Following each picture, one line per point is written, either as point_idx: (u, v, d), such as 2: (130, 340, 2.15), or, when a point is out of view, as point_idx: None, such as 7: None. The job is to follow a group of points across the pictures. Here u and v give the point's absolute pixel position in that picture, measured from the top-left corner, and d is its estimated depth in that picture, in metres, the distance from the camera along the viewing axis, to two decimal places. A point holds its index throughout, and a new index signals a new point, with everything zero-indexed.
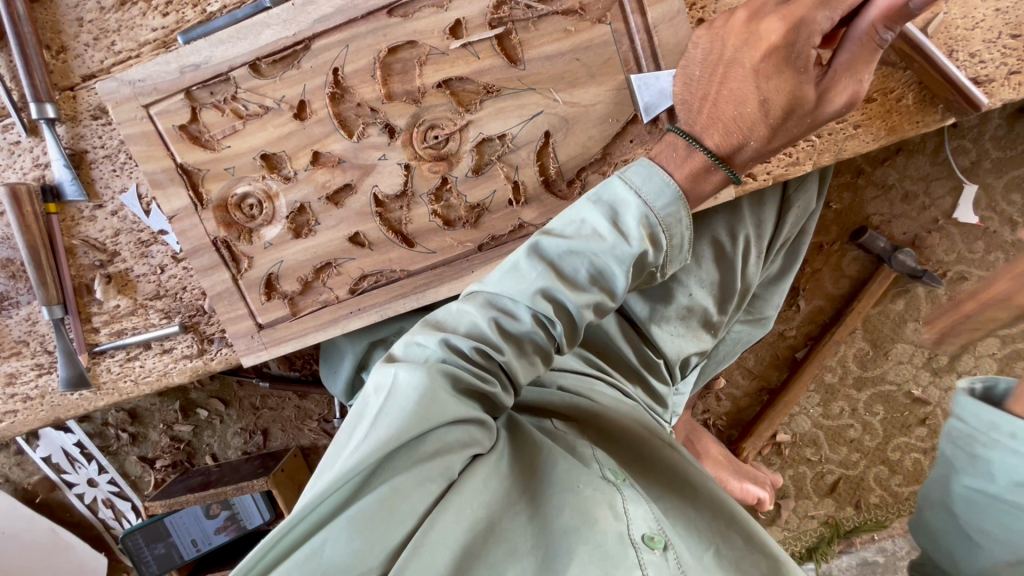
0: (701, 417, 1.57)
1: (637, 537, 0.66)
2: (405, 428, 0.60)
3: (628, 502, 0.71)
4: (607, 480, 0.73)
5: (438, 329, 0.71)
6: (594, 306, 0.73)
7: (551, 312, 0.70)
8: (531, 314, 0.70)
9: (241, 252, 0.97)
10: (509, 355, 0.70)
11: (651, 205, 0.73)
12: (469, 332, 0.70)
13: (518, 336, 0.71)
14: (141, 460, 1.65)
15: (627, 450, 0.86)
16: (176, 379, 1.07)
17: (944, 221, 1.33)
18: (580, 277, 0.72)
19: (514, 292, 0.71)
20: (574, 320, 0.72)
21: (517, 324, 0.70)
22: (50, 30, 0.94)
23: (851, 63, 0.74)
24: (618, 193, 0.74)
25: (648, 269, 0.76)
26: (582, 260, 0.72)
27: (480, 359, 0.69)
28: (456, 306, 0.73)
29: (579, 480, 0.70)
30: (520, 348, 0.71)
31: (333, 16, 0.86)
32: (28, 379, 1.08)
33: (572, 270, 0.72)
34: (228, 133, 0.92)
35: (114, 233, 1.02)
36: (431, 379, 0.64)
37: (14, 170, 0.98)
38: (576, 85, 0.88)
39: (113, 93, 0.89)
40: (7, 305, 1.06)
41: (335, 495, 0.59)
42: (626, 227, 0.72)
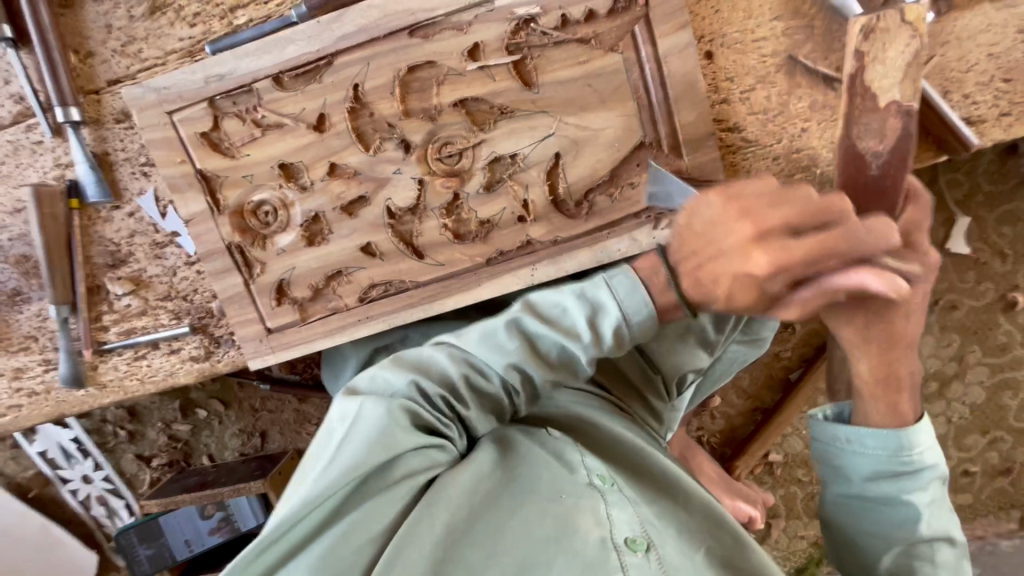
0: (696, 434, 1.60)
1: (620, 541, 0.67)
2: (369, 460, 0.62)
3: (612, 506, 0.71)
4: (595, 485, 0.73)
5: (408, 367, 0.71)
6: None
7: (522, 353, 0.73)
8: (502, 361, 0.72)
9: (254, 257, 0.99)
10: (472, 411, 0.73)
11: (633, 260, 0.74)
12: (439, 370, 0.72)
13: (487, 394, 0.74)
14: (137, 458, 1.66)
15: (619, 456, 0.87)
16: (182, 380, 1.09)
17: (937, 251, 1.36)
18: (551, 328, 0.73)
19: (489, 354, 0.71)
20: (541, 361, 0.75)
21: (488, 384, 0.73)
22: (76, 36, 0.97)
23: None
24: (599, 293, 0.71)
25: None
26: (558, 299, 0.75)
27: (446, 408, 0.71)
28: (428, 349, 0.73)
29: (562, 488, 0.71)
30: (484, 401, 0.75)
31: (357, 35, 0.89)
32: (35, 374, 1.10)
33: (547, 315, 0.73)
34: (247, 141, 0.95)
35: (129, 234, 1.04)
36: (396, 415, 0.65)
37: (37, 168, 1.01)
38: (587, 110, 0.92)
39: (138, 100, 0.92)
40: (19, 301, 1.08)
41: (309, 518, 0.60)
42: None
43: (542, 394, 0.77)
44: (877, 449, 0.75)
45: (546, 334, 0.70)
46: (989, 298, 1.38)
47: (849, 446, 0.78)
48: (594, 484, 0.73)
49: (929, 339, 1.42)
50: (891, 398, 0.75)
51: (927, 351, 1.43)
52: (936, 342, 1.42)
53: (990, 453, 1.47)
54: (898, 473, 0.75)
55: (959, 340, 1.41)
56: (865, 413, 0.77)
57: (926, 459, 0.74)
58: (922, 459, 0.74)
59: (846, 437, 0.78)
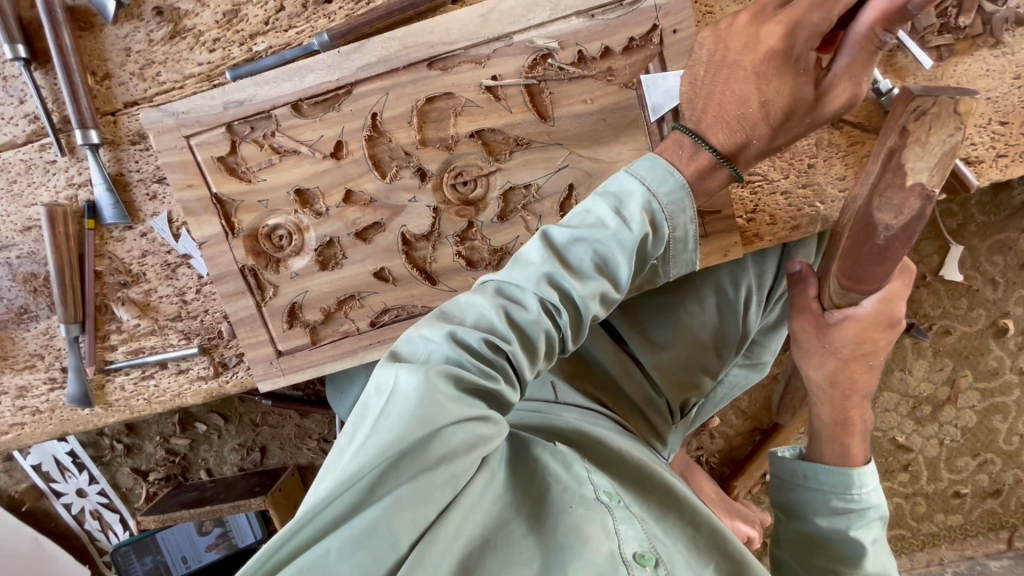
0: (695, 453, 1.62)
1: (629, 555, 0.67)
2: (406, 432, 0.59)
3: (619, 522, 0.71)
4: (601, 501, 0.72)
5: (445, 320, 0.71)
6: (599, 296, 0.73)
7: (558, 300, 0.71)
8: (539, 302, 0.70)
9: (267, 280, 1.00)
10: (516, 346, 0.68)
11: (656, 193, 0.75)
12: (477, 323, 0.70)
13: (527, 326, 0.70)
14: (133, 472, 1.64)
15: (626, 468, 0.86)
16: (190, 400, 1.09)
17: (931, 277, 1.40)
18: (585, 266, 0.73)
19: (523, 280, 0.71)
20: (580, 309, 0.72)
21: (526, 313, 0.70)
22: (94, 57, 0.97)
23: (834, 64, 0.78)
24: (624, 185, 0.76)
25: (651, 262, 0.78)
26: (588, 248, 0.73)
27: (489, 350, 0.68)
28: (465, 297, 0.73)
29: (571, 501, 0.70)
30: (531, 340, 0.70)
31: (376, 65, 0.91)
32: (40, 392, 1.09)
33: (579, 260, 0.73)
34: (265, 167, 0.95)
35: (140, 254, 1.04)
36: (432, 378, 0.62)
37: (48, 188, 1.01)
38: (601, 143, 0.93)
39: (156, 123, 0.92)
40: (25, 318, 1.06)
41: (334, 505, 0.57)
42: (630, 214, 0.74)
43: (585, 325, 0.73)
44: (829, 482, 0.83)
45: (577, 243, 0.73)
46: (981, 324, 1.42)
47: (806, 480, 0.85)
48: (601, 500, 0.73)
49: (922, 363, 1.46)
50: (844, 438, 0.86)
51: (921, 374, 1.47)
52: (929, 366, 1.46)
53: (980, 476, 1.50)
54: (843, 508, 0.81)
55: (951, 364, 1.45)
56: (819, 451, 0.87)
57: (869, 499, 0.82)
58: (865, 498, 0.82)
59: (806, 472, 0.85)
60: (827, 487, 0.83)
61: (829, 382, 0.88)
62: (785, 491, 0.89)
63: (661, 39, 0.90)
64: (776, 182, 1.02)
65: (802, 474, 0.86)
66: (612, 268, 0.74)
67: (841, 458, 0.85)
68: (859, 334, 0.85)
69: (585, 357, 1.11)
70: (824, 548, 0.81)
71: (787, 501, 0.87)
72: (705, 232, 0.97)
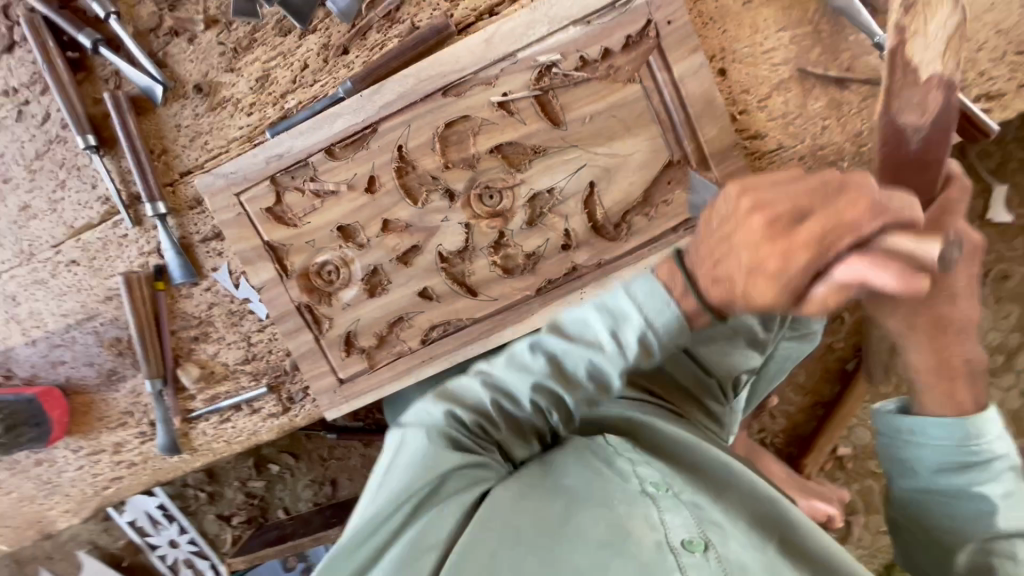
0: (758, 435, 1.58)
1: (676, 542, 0.63)
2: (410, 485, 0.65)
3: (666, 511, 0.67)
4: (647, 491, 0.69)
5: (449, 398, 0.71)
6: (593, 398, 0.70)
7: (550, 404, 0.69)
8: (530, 404, 0.69)
9: (323, 313, 1.07)
10: (504, 435, 0.71)
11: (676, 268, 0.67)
12: (474, 410, 0.70)
13: (519, 421, 0.71)
14: (219, 518, 1.73)
15: (678, 456, 0.84)
16: (265, 436, 1.18)
17: (979, 222, 1.36)
18: (582, 372, 0.67)
19: (516, 380, 0.68)
20: (572, 412, 0.70)
21: (518, 410, 0.70)
22: (154, 137, 1.08)
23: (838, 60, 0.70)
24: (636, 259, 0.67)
25: (661, 335, 0.72)
26: (584, 353, 0.67)
27: (479, 437, 0.70)
28: (468, 377, 0.72)
29: (614, 495, 0.68)
30: (521, 433, 0.72)
31: (397, 101, 0.98)
32: (134, 446, 1.19)
33: (577, 361, 0.67)
34: (309, 211, 1.04)
35: (207, 306, 1.13)
36: (431, 452, 0.67)
37: (123, 259, 1.11)
38: (613, 138, 0.98)
39: (210, 186, 1.02)
40: (115, 380, 1.17)
41: (368, 535, 0.65)
42: (638, 311, 0.66)
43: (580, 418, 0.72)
44: (944, 439, 0.71)
45: (569, 350, 0.66)
46: None
47: (915, 438, 0.74)
48: (647, 491, 0.69)
49: (986, 312, 1.40)
50: (947, 384, 0.72)
51: (986, 324, 1.41)
52: (994, 314, 1.40)
53: None
54: (965, 463, 0.71)
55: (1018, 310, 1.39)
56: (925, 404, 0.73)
57: (995, 449, 0.71)
58: (988, 448, 0.70)
59: (910, 429, 0.74)
60: (942, 440, 0.72)
61: (939, 363, 0.71)
62: (891, 453, 0.77)
63: (657, 32, 0.94)
64: (794, 149, 1.02)
65: (917, 432, 0.73)
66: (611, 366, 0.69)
67: (952, 407, 0.72)
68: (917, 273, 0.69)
69: None
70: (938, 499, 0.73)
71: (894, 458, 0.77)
72: None
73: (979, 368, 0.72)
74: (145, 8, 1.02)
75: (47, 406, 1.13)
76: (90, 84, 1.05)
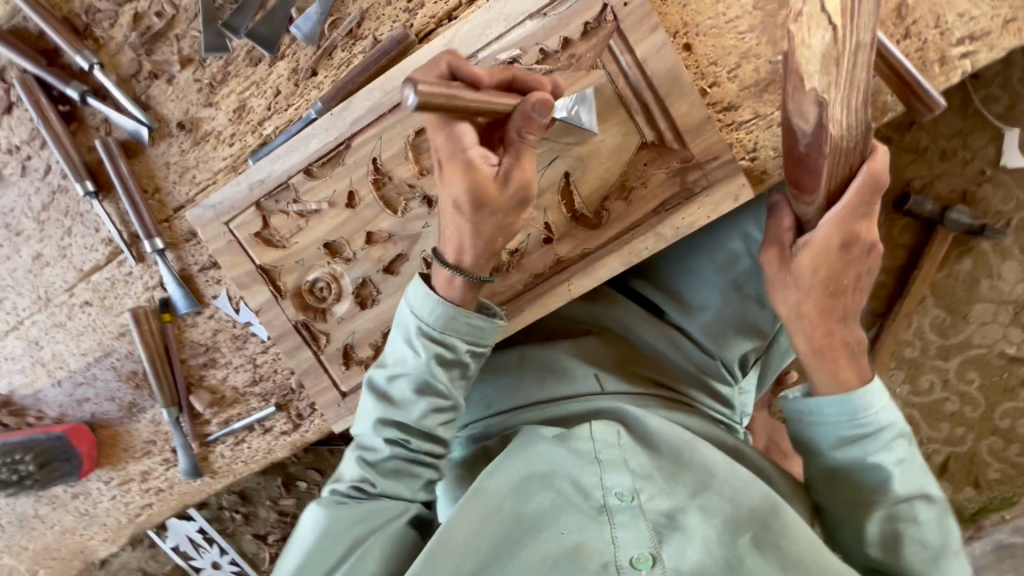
0: (781, 414, 1.52)
1: (625, 561, 0.71)
2: (311, 537, 0.81)
3: (619, 528, 0.74)
4: (603, 508, 0.75)
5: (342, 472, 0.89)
6: (428, 411, 0.84)
7: (398, 432, 0.85)
8: (383, 440, 0.85)
9: (319, 329, 1.10)
10: (376, 481, 0.84)
11: (423, 318, 0.83)
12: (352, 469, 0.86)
13: (383, 460, 0.85)
14: (255, 537, 1.79)
15: (665, 446, 0.83)
16: (280, 454, 1.20)
17: (992, 170, 1.28)
18: (404, 396, 0.85)
19: (366, 426, 0.87)
20: (420, 430, 0.85)
21: (376, 452, 0.85)
22: (146, 177, 1.13)
23: (441, 154, 0.77)
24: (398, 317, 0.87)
25: (456, 362, 0.85)
26: (402, 382, 0.85)
27: (359, 487, 0.84)
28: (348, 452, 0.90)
29: (566, 516, 0.76)
30: (394, 469, 0.85)
31: (366, 115, 1.00)
32: (160, 473, 1.24)
33: (400, 393, 0.85)
34: (295, 231, 1.06)
35: (212, 333, 1.17)
36: (324, 505, 0.83)
37: (131, 295, 1.16)
38: (582, 126, 0.97)
39: (201, 218, 1.06)
40: (136, 411, 1.22)
41: None
42: (414, 343, 0.84)
43: (435, 434, 0.85)
44: (835, 415, 0.78)
45: (387, 380, 0.86)
46: None
47: (814, 418, 0.80)
48: (607, 505, 0.76)
49: (1011, 264, 1.33)
50: (832, 365, 0.80)
51: (1013, 277, 1.33)
52: (1020, 265, 1.32)
53: None
54: (859, 436, 0.77)
55: None
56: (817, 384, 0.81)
57: (882, 420, 0.76)
58: (876, 420, 0.76)
59: (810, 411, 0.80)
60: (835, 417, 0.78)
61: (820, 347, 0.82)
62: (798, 433, 0.83)
63: (614, 15, 0.93)
64: (771, 117, 0.99)
65: (813, 412, 0.80)
66: (429, 389, 0.84)
67: (839, 385, 0.79)
68: (819, 263, 0.80)
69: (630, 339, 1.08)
70: (847, 478, 0.78)
71: (800, 441, 0.82)
72: (709, 181, 0.96)
73: (857, 347, 0.82)
74: (125, 56, 1.07)
75: (75, 441, 1.19)
76: (83, 133, 1.11)
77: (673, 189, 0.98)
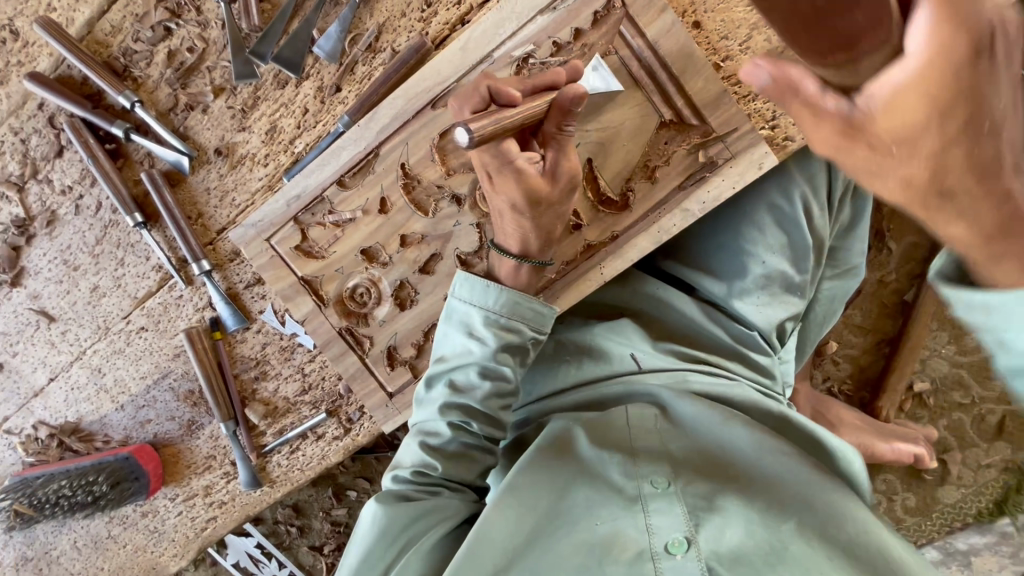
0: (823, 386, 1.49)
1: (660, 547, 0.72)
2: (372, 524, 0.84)
3: (653, 514, 0.76)
4: (636, 497, 0.78)
5: (398, 465, 0.94)
6: (492, 393, 0.91)
7: (462, 416, 0.90)
8: (446, 424, 0.90)
9: (363, 334, 1.14)
10: (441, 466, 0.89)
11: (488, 306, 0.92)
12: (413, 460, 0.91)
13: (445, 447, 0.90)
14: (311, 549, 1.83)
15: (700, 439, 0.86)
16: (333, 459, 1.24)
17: None
18: (469, 381, 0.91)
19: (429, 415, 0.93)
20: (484, 413, 0.91)
21: (441, 437, 0.90)
22: (189, 203, 1.19)
23: (491, 168, 0.83)
24: (455, 308, 0.94)
25: (521, 346, 0.93)
26: (465, 370, 0.92)
27: (423, 474, 0.89)
28: (404, 445, 0.95)
29: (599, 507, 0.79)
30: (455, 456, 0.90)
31: (392, 123, 1.04)
32: (221, 487, 1.30)
33: (464, 378, 0.92)
34: (333, 241, 1.11)
35: (261, 347, 1.23)
36: (384, 497, 0.87)
37: (183, 317, 1.23)
38: (600, 111, 0.99)
39: (243, 237, 1.11)
40: (195, 429, 1.28)
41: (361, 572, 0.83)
42: (477, 332, 0.92)
43: (498, 419, 0.92)
44: None
45: (451, 369, 0.93)
46: None
47: None
48: (642, 493, 0.78)
49: None
50: None
51: None
52: None
53: None
54: None
55: None
56: None
57: None
58: None
59: None
60: None
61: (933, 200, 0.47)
62: None
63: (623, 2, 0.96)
64: None
65: None
66: (492, 372, 0.91)
67: None
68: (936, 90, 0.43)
69: (663, 320, 1.10)
70: None
71: None
72: (732, 152, 0.98)
73: None
74: (162, 91, 1.14)
75: (142, 460, 1.25)
76: (129, 168, 1.18)
77: (697, 164, 1.00)
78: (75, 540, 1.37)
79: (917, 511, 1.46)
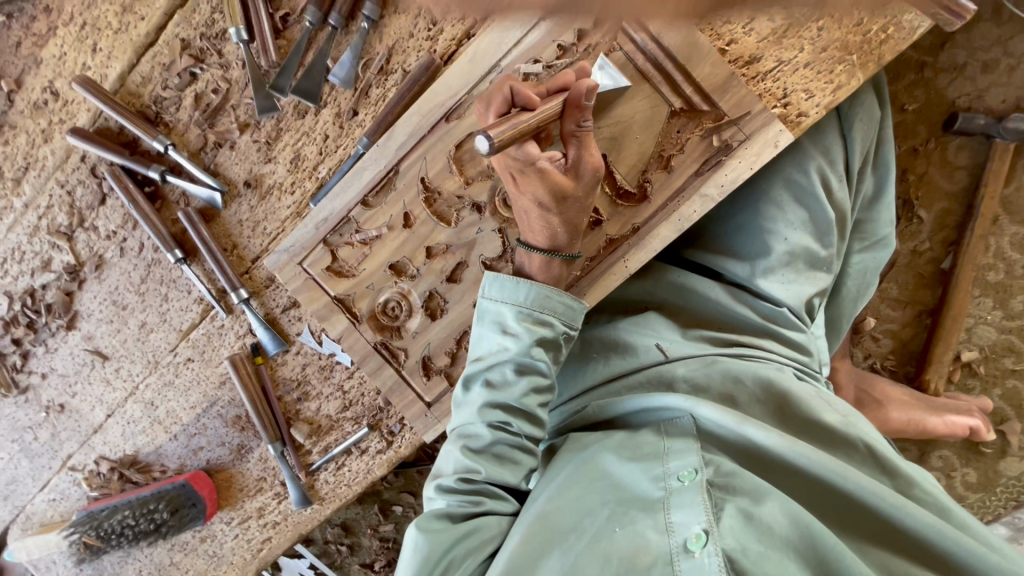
0: (866, 363, 1.46)
1: (682, 543, 0.70)
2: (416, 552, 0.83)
3: (674, 510, 0.74)
4: (658, 497, 0.77)
5: (438, 474, 0.94)
6: (529, 390, 0.92)
7: (501, 416, 0.92)
8: (487, 425, 0.92)
9: (397, 346, 1.17)
10: (484, 470, 0.89)
11: (518, 302, 0.93)
12: (455, 467, 0.92)
13: (487, 449, 0.91)
14: (363, 566, 1.86)
15: (730, 443, 0.84)
16: (378, 472, 1.27)
17: None
18: (507, 378, 0.93)
19: (470, 417, 0.94)
20: (522, 410, 0.92)
21: (480, 439, 0.91)
22: (224, 236, 1.24)
23: (513, 170, 0.84)
24: (486, 307, 0.96)
25: (556, 341, 0.95)
26: (501, 368, 0.94)
27: (468, 483, 0.90)
28: (444, 452, 0.96)
29: (621, 510, 0.77)
30: (499, 458, 0.91)
31: (408, 140, 1.08)
32: (273, 507, 1.33)
33: (501, 376, 0.93)
34: (362, 259, 1.15)
35: (302, 368, 1.27)
36: (424, 522, 0.86)
37: (226, 346, 1.28)
38: (609, 107, 1.00)
39: (277, 263, 1.16)
40: (245, 452, 1.33)
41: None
42: (511, 328, 0.93)
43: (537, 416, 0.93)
44: None
45: (488, 368, 0.94)
46: None
47: None
48: (662, 493, 0.77)
49: None
50: None
51: None
52: None
53: None
54: None
55: None
56: None
57: None
58: None
59: None
60: None
61: None
62: None
63: None
64: (795, 60, 0.97)
65: None
66: (529, 368, 0.93)
67: None
68: None
69: (691, 307, 1.10)
70: None
71: None
72: (745, 134, 0.98)
73: None
74: (192, 133, 1.21)
75: (197, 486, 1.30)
76: (167, 209, 1.25)
77: (712, 150, 1.01)
78: (141, 569, 1.42)
79: (978, 485, 1.41)
